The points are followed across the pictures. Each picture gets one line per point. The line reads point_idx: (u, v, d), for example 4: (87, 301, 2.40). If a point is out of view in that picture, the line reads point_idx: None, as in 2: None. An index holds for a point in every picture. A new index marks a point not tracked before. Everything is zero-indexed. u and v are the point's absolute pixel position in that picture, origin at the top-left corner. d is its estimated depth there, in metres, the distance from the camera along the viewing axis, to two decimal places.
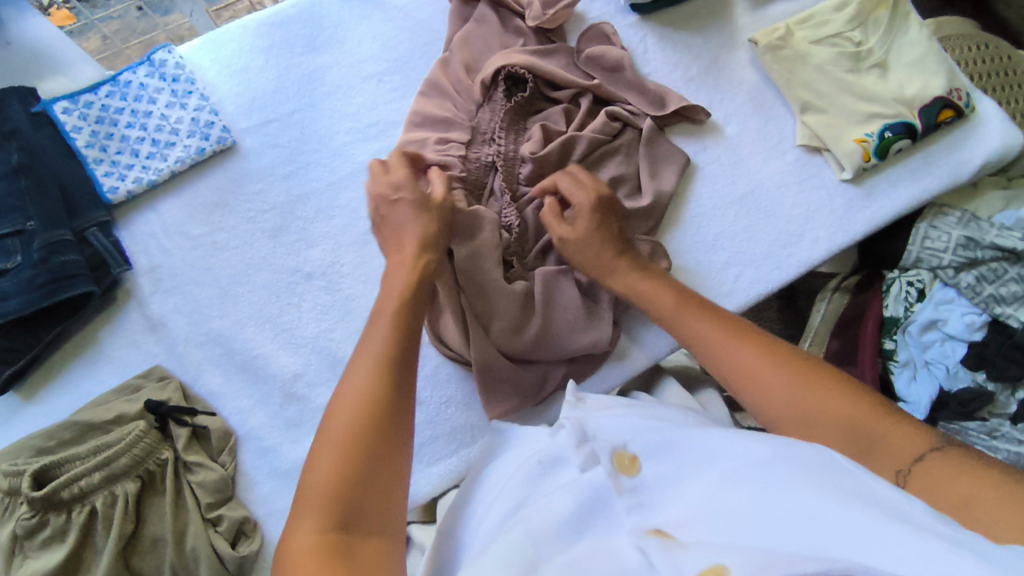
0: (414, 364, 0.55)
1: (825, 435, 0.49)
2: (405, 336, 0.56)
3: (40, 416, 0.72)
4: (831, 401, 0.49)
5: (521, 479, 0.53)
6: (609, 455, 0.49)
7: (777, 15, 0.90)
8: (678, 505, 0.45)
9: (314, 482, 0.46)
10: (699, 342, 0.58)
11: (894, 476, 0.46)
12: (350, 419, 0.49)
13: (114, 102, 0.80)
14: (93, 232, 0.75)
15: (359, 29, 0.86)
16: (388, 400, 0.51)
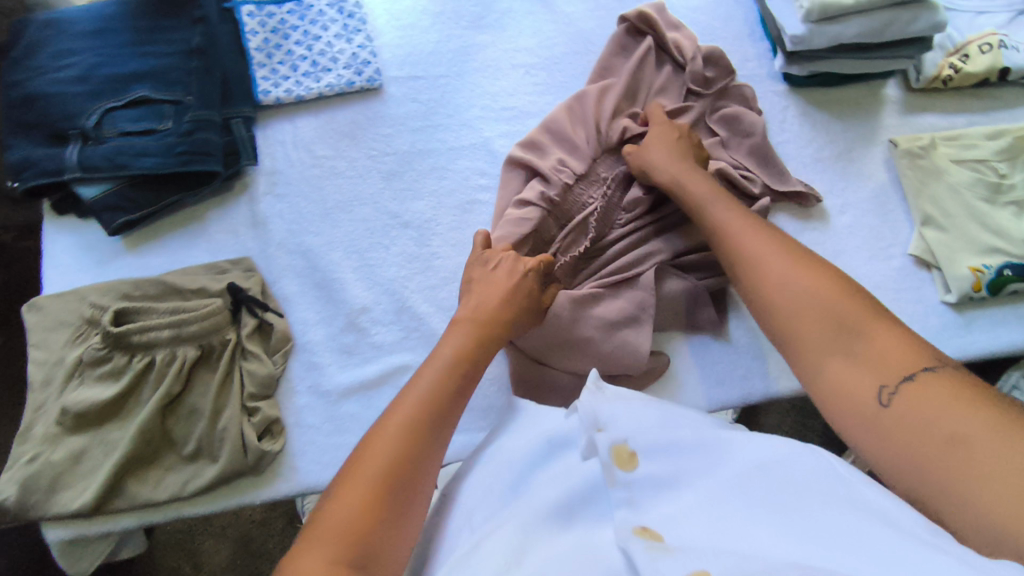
0: (465, 395, 0.59)
1: (820, 332, 0.55)
2: (468, 366, 0.60)
3: (135, 267, 0.78)
4: (842, 303, 0.55)
5: (524, 454, 0.57)
6: (606, 447, 0.48)
7: (925, 126, 0.89)
8: (676, 506, 0.45)
9: (358, 472, 0.50)
10: (732, 234, 0.66)
11: (879, 388, 0.50)
12: (397, 432, 0.53)
13: (292, 19, 0.87)
14: (236, 123, 0.81)
15: (523, 22, 0.91)
16: (435, 423, 0.55)
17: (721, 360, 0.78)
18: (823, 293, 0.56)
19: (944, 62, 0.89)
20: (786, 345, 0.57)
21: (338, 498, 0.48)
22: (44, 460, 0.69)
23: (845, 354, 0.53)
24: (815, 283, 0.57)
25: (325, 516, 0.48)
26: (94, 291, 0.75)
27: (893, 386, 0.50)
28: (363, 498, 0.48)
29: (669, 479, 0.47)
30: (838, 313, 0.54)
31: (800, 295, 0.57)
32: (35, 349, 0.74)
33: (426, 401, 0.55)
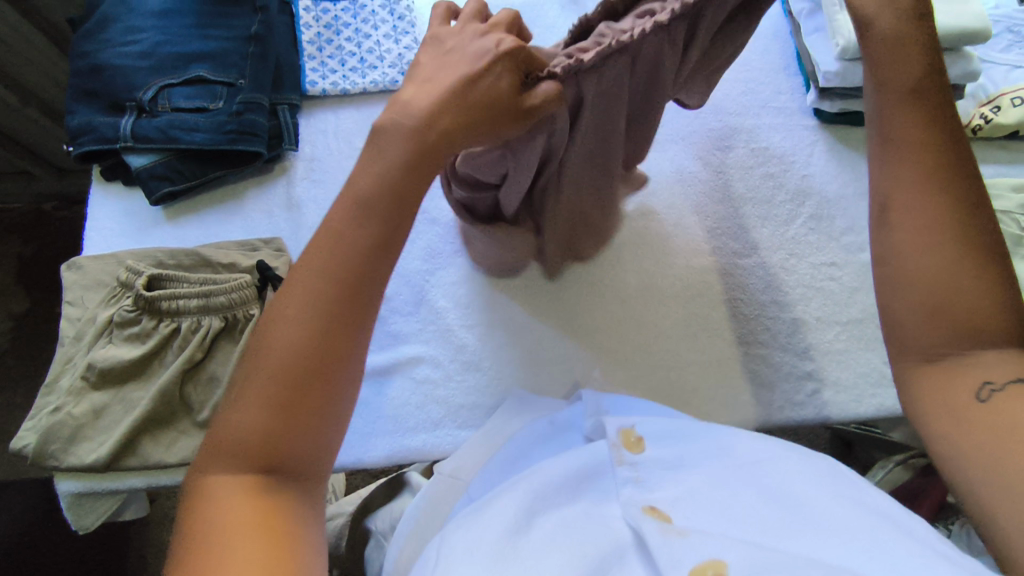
0: (361, 310, 0.49)
1: (942, 320, 0.53)
2: (362, 276, 0.49)
3: (172, 237, 0.82)
4: (982, 310, 0.52)
5: (535, 436, 0.63)
6: (617, 431, 0.58)
7: None
8: (678, 484, 0.51)
9: (251, 379, 0.47)
10: (893, 177, 0.55)
11: (982, 386, 0.51)
12: (280, 359, 0.47)
13: (345, 17, 0.91)
14: (282, 108, 0.85)
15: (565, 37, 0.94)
16: (325, 345, 0.48)
17: (724, 382, 0.80)
18: (967, 293, 0.52)
19: (976, 111, 0.90)
20: (907, 313, 0.54)
21: (235, 402, 0.47)
22: (66, 412, 0.72)
23: (957, 358, 0.53)
24: (967, 285, 0.52)
25: (224, 426, 0.47)
26: (130, 256, 0.79)
27: (995, 385, 0.51)
28: (262, 398, 0.46)
29: (669, 459, 0.55)
30: (968, 321, 0.52)
31: (941, 294, 0.52)
32: (71, 305, 0.78)
33: (322, 304, 0.48)
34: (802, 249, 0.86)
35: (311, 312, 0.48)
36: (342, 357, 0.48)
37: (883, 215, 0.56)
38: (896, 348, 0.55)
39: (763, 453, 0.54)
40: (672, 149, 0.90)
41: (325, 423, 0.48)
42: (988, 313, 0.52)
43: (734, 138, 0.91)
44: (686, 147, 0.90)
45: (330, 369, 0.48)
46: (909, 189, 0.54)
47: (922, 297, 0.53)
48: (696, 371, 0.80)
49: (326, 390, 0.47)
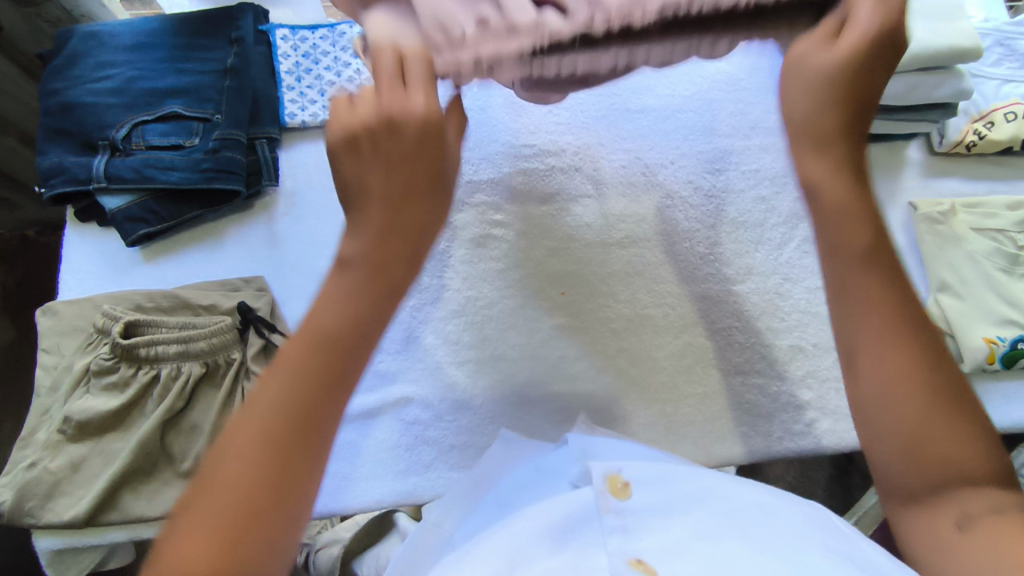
0: (282, 477, 0.45)
1: (891, 442, 0.50)
2: (317, 361, 0.49)
3: (150, 278, 0.80)
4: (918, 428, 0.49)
5: (519, 482, 0.62)
6: (603, 477, 0.55)
7: (946, 191, 0.89)
8: (667, 533, 0.48)
9: (189, 526, 0.43)
10: (851, 292, 0.54)
11: (955, 523, 0.47)
12: (226, 496, 0.44)
13: (324, 45, 0.89)
14: (261, 143, 0.82)
15: None
16: (286, 450, 0.46)
17: (722, 416, 0.78)
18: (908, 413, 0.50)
19: (969, 127, 0.88)
20: (865, 431, 0.52)
21: (184, 540, 0.43)
22: (42, 467, 0.69)
23: (937, 499, 0.49)
24: (936, 426, 0.49)
25: (172, 556, 0.43)
26: (107, 300, 0.76)
27: (974, 516, 0.47)
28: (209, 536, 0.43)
29: (657, 505, 0.52)
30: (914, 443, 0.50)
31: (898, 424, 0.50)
32: (47, 353, 0.75)
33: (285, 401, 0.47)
34: (797, 273, 0.84)
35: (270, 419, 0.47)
36: (269, 525, 0.44)
37: (849, 342, 0.54)
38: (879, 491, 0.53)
39: (749, 503, 0.52)
40: (663, 173, 0.88)
41: None
42: (973, 460, 0.49)
43: (725, 159, 0.90)
44: (676, 171, 0.88)
45: (279, 486, 0.45)
46: (849, 269, 0.54)
47: (892, 407, 0.50)
48: (696, 406, 0.78)
49: None
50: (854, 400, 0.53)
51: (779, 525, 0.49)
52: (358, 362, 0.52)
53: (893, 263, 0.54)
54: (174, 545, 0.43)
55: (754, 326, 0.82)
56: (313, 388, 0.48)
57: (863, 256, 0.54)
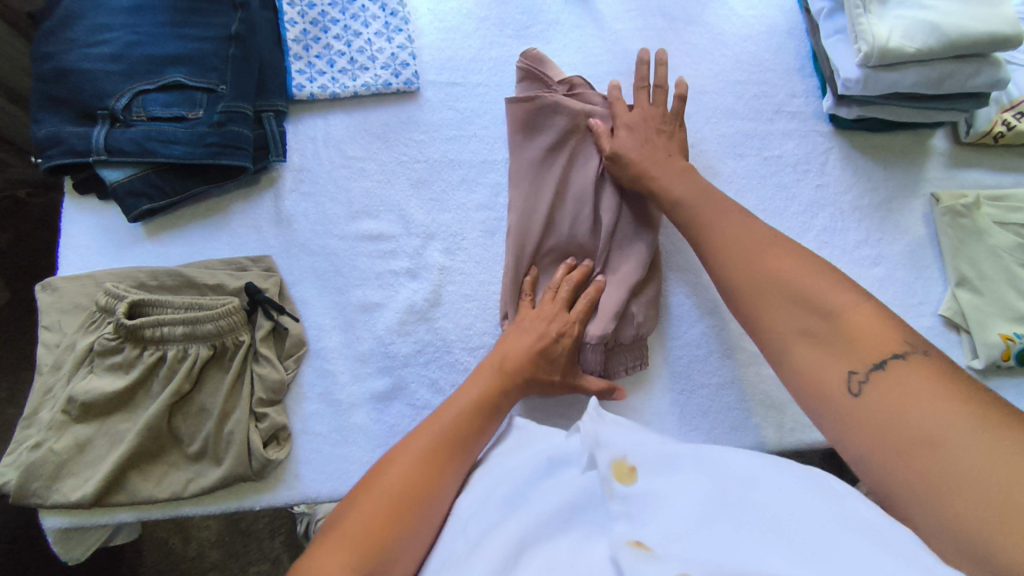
0: (462, 448, 0.60)
1: (805, 329, 0.56)
2: (491, 407, 0.65)
3: (154, 254, 0.77)
4: (825, 285, 0.57)
5: (528, 473, 0.55)
6: (608, 461, 0.49)
7: (969, 182, 0.87)
8: (671, 517, 0.45)
9: (394, 464, 0.57)
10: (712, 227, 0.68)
11: (850, 389, 0.51)
12: (434, 435, 0.60)
13: (333, 12, 0.84)
14: (268, 116, 0.79)
15: (568, 36, 0.89)
16: (469, 426, 0.62)
17: (736, 407, 0.77)
18: (818, 288, 0.57)
19: (998, 117, 0.86)
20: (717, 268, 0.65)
21: (386, 473, 0.56)
22: (47, 448, 0.67)
23: (831, 352, 0.54)
24: (825, 283, 0.57)
25: (350, 515, 0.53)
26: (109, 277, 0.74)
27: (862, 384, 0.51)
28: (369, 533, 0.51)
29: (660, 489, 0.47)
30: (824, 306, 0.56)
31: (798, 284, 0.58)
32: (48, 331, 0.73)
33: (449, 429, 0.61)
34: None
35: (427, 462, 0.57)
36: (433, 497, 0.55)
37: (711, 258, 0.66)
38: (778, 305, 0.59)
39: (748, 476, 0.48)
40: None
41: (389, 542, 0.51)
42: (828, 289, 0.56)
43: (745, 144, 0.87)
44: (697, 156, 0.86)
45: (430, 515, 0.55)
46: (705, 211, 0.69)
47: (756, 308, 0.60)
48: (708, 398, 0.77)
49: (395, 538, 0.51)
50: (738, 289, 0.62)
51: (785, 504, 0.44)
52: (489, 425, 0.64)
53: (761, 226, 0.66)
54: (351, 513, 0.53)
55: None
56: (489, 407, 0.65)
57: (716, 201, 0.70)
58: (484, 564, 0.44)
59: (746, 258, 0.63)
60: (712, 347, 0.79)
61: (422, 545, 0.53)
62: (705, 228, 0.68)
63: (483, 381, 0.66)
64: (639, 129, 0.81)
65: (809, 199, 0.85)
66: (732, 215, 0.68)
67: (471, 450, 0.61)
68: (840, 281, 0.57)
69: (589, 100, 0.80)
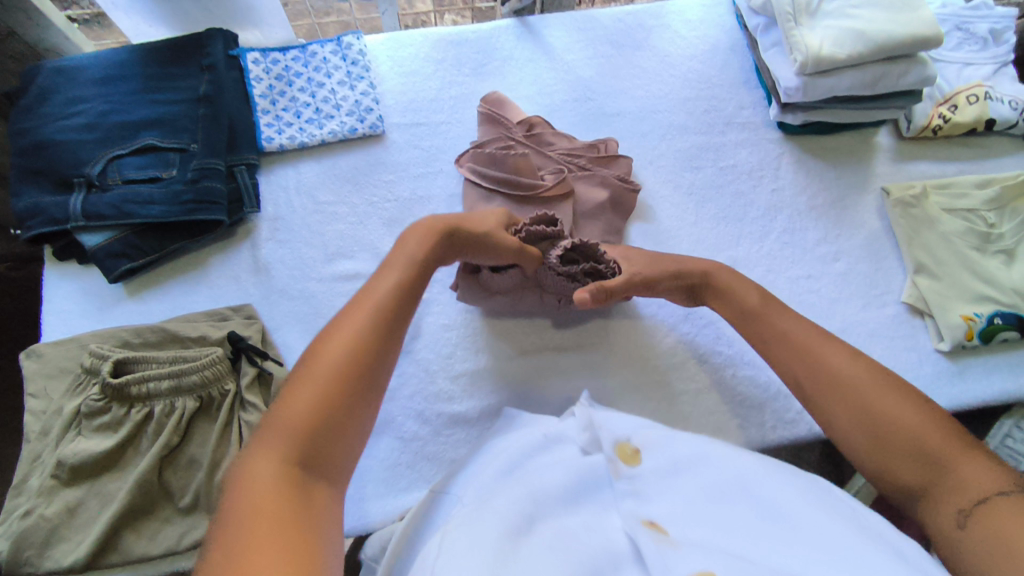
0: (394, 331, 0.59)
1: (904, 461, 0.53)
2: (412, 287, 0.63)
3: (136, 313, 0.78)
4: (907, 410, 0.55)
5: (524, 446, 0.58)
6: (613, 445, 0.53)
7: (916, 174, 0.92)
8: (673, 498, 0.47)
9: (323, 353, 0.53)
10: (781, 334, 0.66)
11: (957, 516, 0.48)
12: (365, 324, 0.57)
13: (296, 66, 0.88)
14: (241, 170, 0.82)
15: (523, 70, 0.94)
16: (395, 307, 0.60)
17: (717, 409, 0.79)
18: (903, 415, 0.55)
19: (934, 111, 0.91)
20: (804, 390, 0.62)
21: (315, 365, 0.52)
22: (38, 514, 0.67)
23: (937, 491, 0.51)
24: (913, 413, 0.54)
25: (286, 407, 0.50)
26: (93, 339, 0.75)
27: (967, 514, 0.48)
28: (308, 422, 0.49)
29: (668, 470, 0.51)
30: (915, 435, 0.53)
31: (888, 410, 0.55)
32: (34, 398, 0.74)
33: (377, 311, 0.58)
34: (779, 264, 0.86)
35: (362, 346, 0.55)
36: (366, 381, 0.54)
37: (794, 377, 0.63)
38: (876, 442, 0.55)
39: (743, 461, 0.51)
40: (643, 173, 0.90)
41: (326, 431, 0.50)
42: (915, 420, 0.54)
43: (701, 157, 0.91)
44: (655, 171, 0.90)
45: (368, 399, 0.54)
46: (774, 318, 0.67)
47: (842, 412, 0.58)
48: (689, 403, 0.79)
49: (335, 430, 0.50)
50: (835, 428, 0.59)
51: (779, 483, 0.48)
52: (412, 302, 0.62)
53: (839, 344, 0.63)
54: (285, 405, 0.50)
55: None
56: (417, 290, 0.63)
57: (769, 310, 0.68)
58: (494, 523, 0.44)
59: (831, 377, 0.60)
60: (687, 353, 0.82)
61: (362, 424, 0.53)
62: (781, 331, 0.66)
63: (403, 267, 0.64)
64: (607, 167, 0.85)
65: (766, 203, 0.89)
66: (809, 333, 0.65)
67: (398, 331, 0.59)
68: (927, 408, 0.55)
69: (556, 140, 0.86)
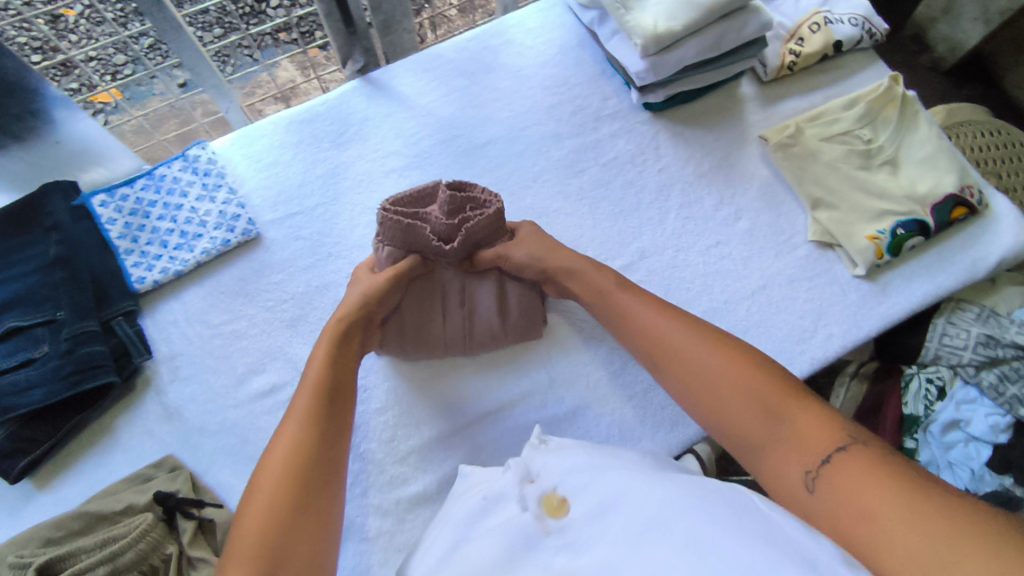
0: (327, 425, 0.63)
1: (752, 423, 0.58)
2: (337, 371, 0.67)
3: (51, 504, 0.73)
4: (742, 377, 0.60)
5: (465, 516, 0.56)
6: (539, 498, 0.53)
7: (787, 114, 0.93)
8: (599, 546, 0.46)
9: (268, 463, 0.59)
10: (638, 318, 0.69)
11: (805, 474, 0.53)
12: (297, 428, 0.61)
13: (148, 195, 0.84)
14: (118, 321, 0.77)
15: (382, 126, 0.91)
16: (324, 398, 0.64)
17: (668, 403, 0.79)
18: (752, 384, 0.59)
19: (785, 49, 0.93)
20: (664, 366, 0.66)
21: (264, 478, 0.58)
22: None
23: (784, 448, 0.55)
24: (753, 380, 0.59)
25: (244, 521, 0.55)
26: (9, 548, 0.67)
27: (813, 471, 0.53)
28: (259, 532, 0.54)
29: (598, 512, 0.50)
30: (756, 398, 0.58)
31: (734, 381, 0.60)
32: None
33: (309, 408, 0.63)
34: (686, 241, 0.86)
35: (302, 447, 0.60)
36: (315, 471, 0.59)
37: (661, 355, 0.67)
38: (731, 408, 0.60)
39: (671, 495, 0.48)
40: (530, 193, 0.88)
41: (287, 532, 0.54)
42: (756, 386, 0.59)
43: (581, 159, 0.90)
44: (541, 188, 0.89)
45: (327, 489, 0.60)
46: (637, 303, 0.70)
47: (702, 396, 0.62)
48: (639, 407, 0.78)
49: (291, 530, 0.55)
50: (697, 409, 0.63)
51: (705, 511, 0.45)
52: (346, 388, 0.67)
53: (685, 316, 0.68)
54: (243, 520, 0.55)
55: None
56: (340, 372, 0.67)
57: (629, 288, 0.72)
58: None
59: (691, 357, 0.64)
60: (626, 358, 0.81)
61: (324, 517, 0.58)
62: (633, 312, 0.70)
63: (321, 358, 0.68)
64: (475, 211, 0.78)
65: (657, 185, 0.89)
66: (665, 313, 0.68)
67: (341, 418, 0.64)
68: (762, 371, 0.60)
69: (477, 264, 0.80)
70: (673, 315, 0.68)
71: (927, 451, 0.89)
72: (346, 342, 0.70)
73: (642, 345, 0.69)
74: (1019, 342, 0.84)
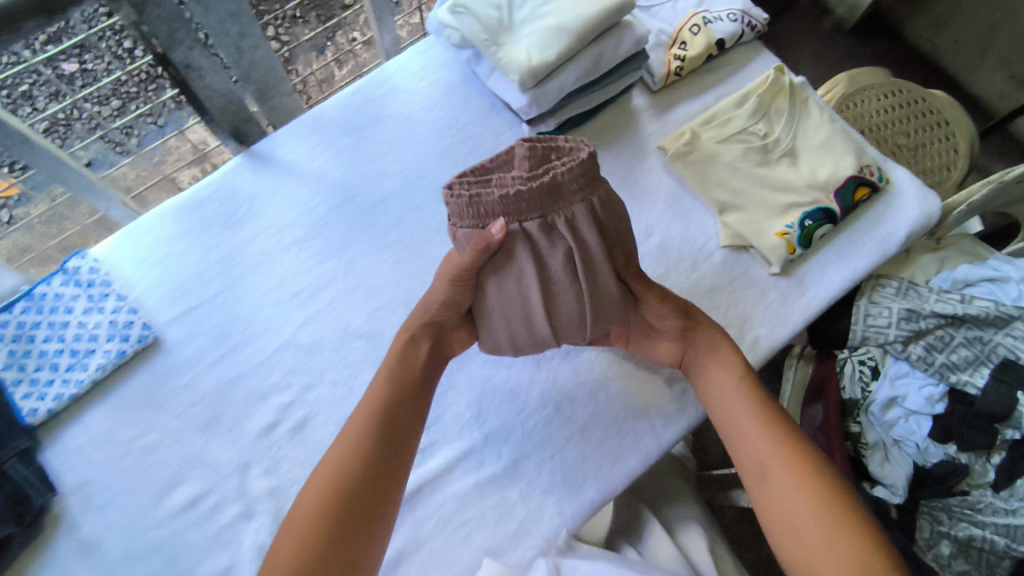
0: (381, 465, 0.66)
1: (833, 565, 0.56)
2: (399, 406, 0.69)
3: None
4: (818, 513, 0.60)
5: None
6: None
7: (681, 119, 0.93)
8: None
9: (308, 492, 0.64)
10: (744, 432, 0.68)
11: None
12: (343, 455, 0.65)
13: (29, 317, 0.77)
14: (12, 463, 0.70)
15: (274, 199, 0.87)
16: (376, 438, 0.66)
17: (608, 437, 0.77)
18: (824, 521, 0.59)
19: (669, 56, 0.92)
20: (752, 476, 0.66)
21: (299, 506, 0.63)
22: None
23: None
24: (833, 522, 0.59)
25: (279, 547, 0.61)
26: None
27: None
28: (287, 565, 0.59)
29: None
30: (830, 534, 0.58)
31: (811, 515, 0.60)
32: None
33: (359, 439, 0.66)
34: None
35: (347, 485, 0.63)
36: (351, 509, 0.62)
37: (753, 470, 0.66)
38: (801, 537, 0.60)
39: None
40: (436, 245, 0.86)
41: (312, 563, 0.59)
42: (833, 526, 0.58)
43: None
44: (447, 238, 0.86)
45: (362, 527, 0.63)
46: (745, 416, 0.68)
47: (776, 523, 0.62)
48: (580, 447, 0.77)
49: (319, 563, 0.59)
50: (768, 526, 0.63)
51: None
52: (409, 424, 0.69)
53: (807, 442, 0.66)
54: (277, 547, 0.61)
55: (587, 339, 0.83)
56: (400, 403, 0.69)
57: (748, 386, 0.70)
58: None
59: (763, 466, 0.65)
60: (559, 398, 0.80)
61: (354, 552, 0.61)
62: (740, 430, 0.68)
63: (382, 388, 0.70)
64: (559, 161, 0.68)
65: None
66: (771, 428, 0.66)
67: (395, 455, 0.67)
68: (840, 510, 0.59)
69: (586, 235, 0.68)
70: (772, 430, 0.66)
71: (872, 432, 0.92)
72: (405, 384, 0.71)
73: (741, 458, 0.68)
74: (939, 311, 0.85)
